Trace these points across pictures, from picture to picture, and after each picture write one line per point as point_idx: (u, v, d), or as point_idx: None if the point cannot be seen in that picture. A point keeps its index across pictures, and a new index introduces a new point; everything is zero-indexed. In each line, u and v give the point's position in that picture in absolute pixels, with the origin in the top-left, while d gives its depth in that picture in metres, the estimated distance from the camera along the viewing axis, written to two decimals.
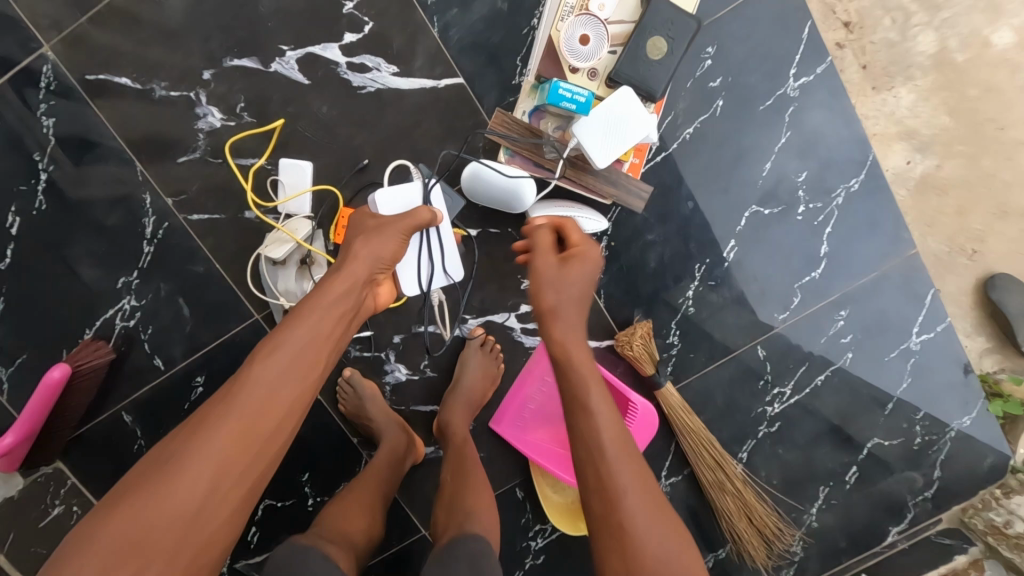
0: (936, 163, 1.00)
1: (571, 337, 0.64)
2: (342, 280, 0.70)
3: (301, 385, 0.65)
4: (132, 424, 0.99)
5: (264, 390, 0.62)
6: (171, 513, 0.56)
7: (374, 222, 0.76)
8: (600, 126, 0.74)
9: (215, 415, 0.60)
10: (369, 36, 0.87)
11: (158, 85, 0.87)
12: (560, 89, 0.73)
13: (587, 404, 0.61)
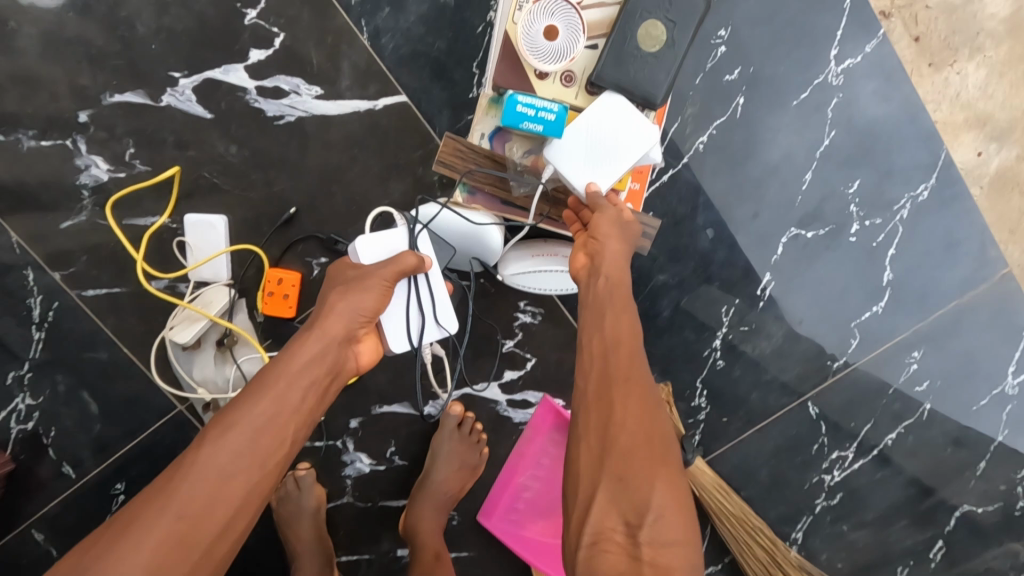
0: (1018, 153, 0.77)
1: (616, 245, 0.54)
2: (315, 339, 0.53)
3: (268, 465, 0.49)
4: (45, 543, 0.80)
5: (214, 477, 0.46)
6: None
7: (355, 272, 0.58)
8: (580, 146, 0.54)
9: (150, 509, 0.45)
10: (281, 51, 0.68)
11: (24, 134, 0.69)
12: (519, 105, 0.53)
13: (619, 290, 0.52)
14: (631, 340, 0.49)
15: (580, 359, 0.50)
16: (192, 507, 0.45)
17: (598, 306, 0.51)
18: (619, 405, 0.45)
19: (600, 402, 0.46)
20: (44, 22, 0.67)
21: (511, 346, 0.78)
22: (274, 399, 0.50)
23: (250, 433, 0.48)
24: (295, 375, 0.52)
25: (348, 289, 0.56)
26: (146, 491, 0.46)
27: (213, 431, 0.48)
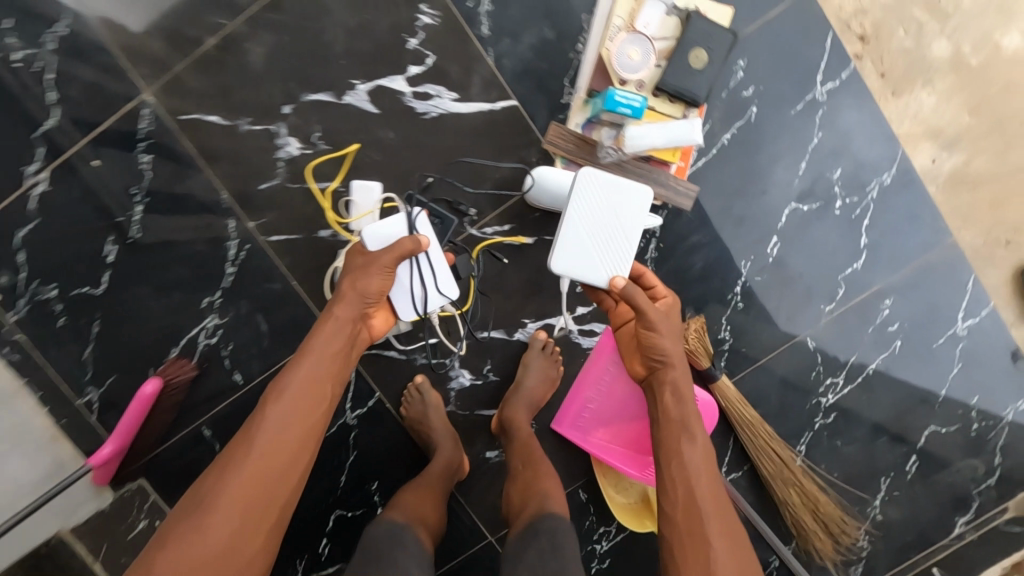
0: (963, 159, 1.06)
1: (683, 384, 0.78)
2: (331, 322, 0.81)
3: (309, 415, 0.76)
4: (211, 438, 1.04)
5: (278, 426, 0.73)
6: (215, 538, 0.66)
7: (364, 261, 0.84)
8: (579, 248, 0.79)
9: (241, 452, 0.71)
10: (430, 67, 0.96)
11: (243, 121, 0.97)
12: (617, 97, 0.80)
13: (693, 433, 0.75)
14: (703, 465, 0.73)
15: (667, 491, 0.72)
16: (268, 445, 0.72)
17: (678, 445, 0.74)
18: (714, 542, 0.67)
19: (693, 531, 0.68)
20: (265, 43, 0.95)
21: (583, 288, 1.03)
22: (304, 380, 0.77)
23: (290, 404, 0.75)
24: (315, 360, 0.78)
25: (352, 287, 0.83)
26: (234, 443, 0.72)
27: (271, 395, 0.75)
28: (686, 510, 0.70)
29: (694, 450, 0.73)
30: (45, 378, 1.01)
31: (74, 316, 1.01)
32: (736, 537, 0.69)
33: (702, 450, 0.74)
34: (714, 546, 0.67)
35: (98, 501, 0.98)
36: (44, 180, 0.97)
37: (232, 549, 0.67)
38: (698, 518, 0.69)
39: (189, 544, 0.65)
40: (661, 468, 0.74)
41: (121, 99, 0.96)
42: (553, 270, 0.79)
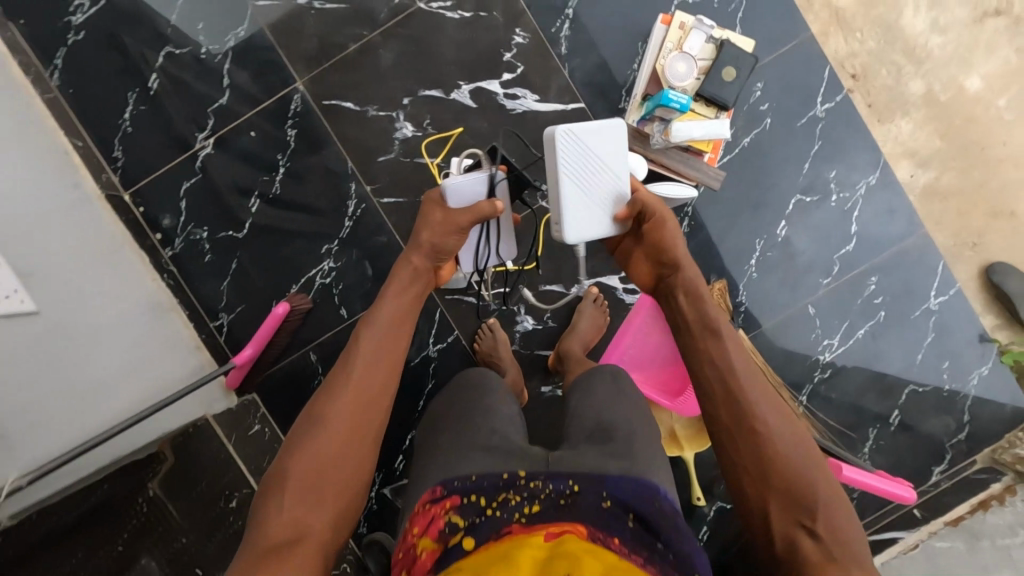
0: (935, 174, 1.32)
1: (698, 283, 0.87)
2: (408, 267, 0.92)
3: (396, 343, 0.87)
4: (316, 361, 1.27)
5: (373, 351, 0.84)
6: (332, 442, 0.76)
7: (440, 218, 0.92)
8: (579, 210, 0.92)
9: (343, 374, 0.82)
10: (519, 75, 1.25)
11: (371, 108, 1.25)
12: (670, 96, 1.07)
13: (718, 333, 0.81)
14: (738, 363, 0.78)
15: (707, 395, 0.78)
16: (366, 366, 0.82)
17: (707, 347, 0.80)
18: (761, 434, 0.72)
19: (743, 426, 0.74)
20: (393, 50, 1.24)
21: None
22: (387, 321, 0.87)
23: (376, 340, 0.85)
24: (394, 305, 0.89)
25: (429, 241, 0.92)
26: (336, 368, 0.83)
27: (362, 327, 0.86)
28: (732, 406, 0.75)
29: (723, 347, 0.79)
30: (191, 301, 1.26)
31: (217, 253, 1.26)
32: (784, 422, 0.74)
33: (732, 346, 0.80)
34: (766, 431, 0.72)
35: (227, 400, 1.24)
36: (211, 145, 1.26)
37: (343, 459, 0.76)
38: (738, 408, 0.75)
39: (308, 454, 0.75)
40: (696, 372, 0.80)
41: (280, 86, 1.25)
42: (569, 241, 0.93)
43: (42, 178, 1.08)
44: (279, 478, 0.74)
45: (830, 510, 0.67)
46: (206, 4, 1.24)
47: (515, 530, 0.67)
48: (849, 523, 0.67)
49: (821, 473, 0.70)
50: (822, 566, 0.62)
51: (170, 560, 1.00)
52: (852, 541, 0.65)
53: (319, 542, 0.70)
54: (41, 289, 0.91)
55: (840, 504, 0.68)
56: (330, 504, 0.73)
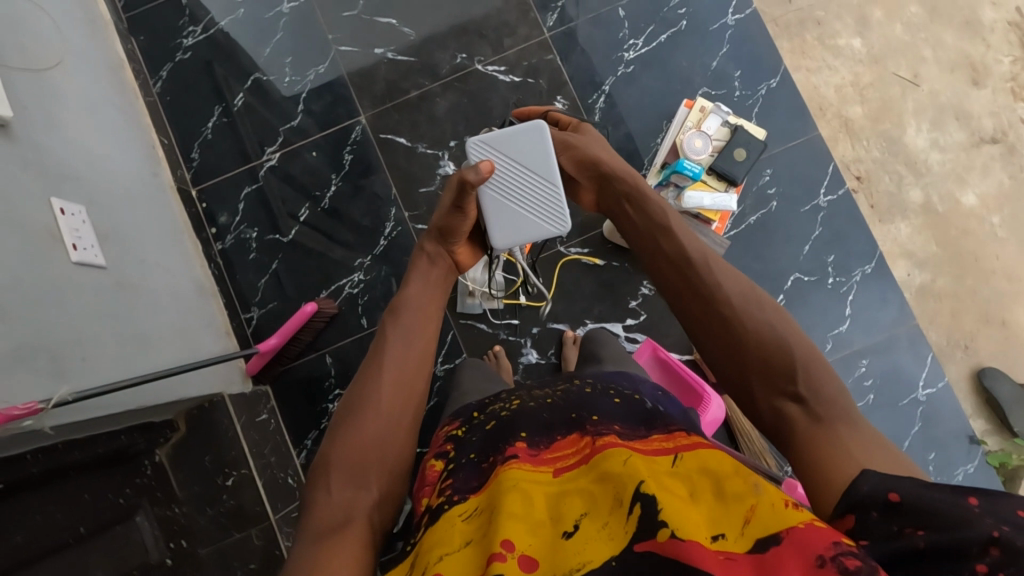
0: (931, 276, 1.41)
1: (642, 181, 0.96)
2: (439, 264, 0.98)
3: (427, 328, 0.91)
4: (330, 364, 1.38)
5: (404, 337, 0.88)
6: (374, 427, 0.80)
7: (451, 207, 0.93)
8: (500, 216, 0.93)
9: (377, 360, 0.86)
10: None
11: (421, 145, 1.41)
12: (684, 164, 1.24)
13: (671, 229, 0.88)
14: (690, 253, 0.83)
15: (677, 293, 0.83)
16: (398, 352, 0.86)
17: (659, 244, 0.88)
18: (731, 317, 0.75)
19: (713, 312, 0.77)
20: (449, 100, 1.42)
21: (634, 304, 1.36)
22: (413, 312, 0.91)
23: (404, 331, 0.89)
24: (420, 299, 0.93)
25: (436, 224, 0.97)
26: (369, 356, 0.87)
27: (391, 317, 0.90)
28: (700, 299, 0.79)
29: (676, 242, 0.86)
30: (228, 292, 1.38)
31: (261, 252, 1.40)
32: (752, 297, 0.76)
33: (687, 240, 0.86)
34: (736, 311, 0.75)
35: (242, 386, 1.34)
36: (276, 158, 1.42)
37: (385, 441, 0.80)
38: (705, 298, 0.78)
39: (351, 438, 0.79)
40: (659, 278, 0.86)
41: (345, 117, 1.43)
42: (500, 247, 0.95)
43: (133, 163, 1.25)
44: (324, 465, 0.77)
45: (812, 371, 0.68)
46: (296, 43, 1.45)
47: (519, 450, 0.71)
48: (835, 378, 0.68)
49: (798, 336, 0.72)
50: (811, 431, 0.65)
51: (161, 522, 1.03)
52: (841, 398, 0.67)
53: (367, 520, 0.73)
54: (113, 250, 1.05)
55: (825, 365, 0.69)
56: (377, 484, 0.77)
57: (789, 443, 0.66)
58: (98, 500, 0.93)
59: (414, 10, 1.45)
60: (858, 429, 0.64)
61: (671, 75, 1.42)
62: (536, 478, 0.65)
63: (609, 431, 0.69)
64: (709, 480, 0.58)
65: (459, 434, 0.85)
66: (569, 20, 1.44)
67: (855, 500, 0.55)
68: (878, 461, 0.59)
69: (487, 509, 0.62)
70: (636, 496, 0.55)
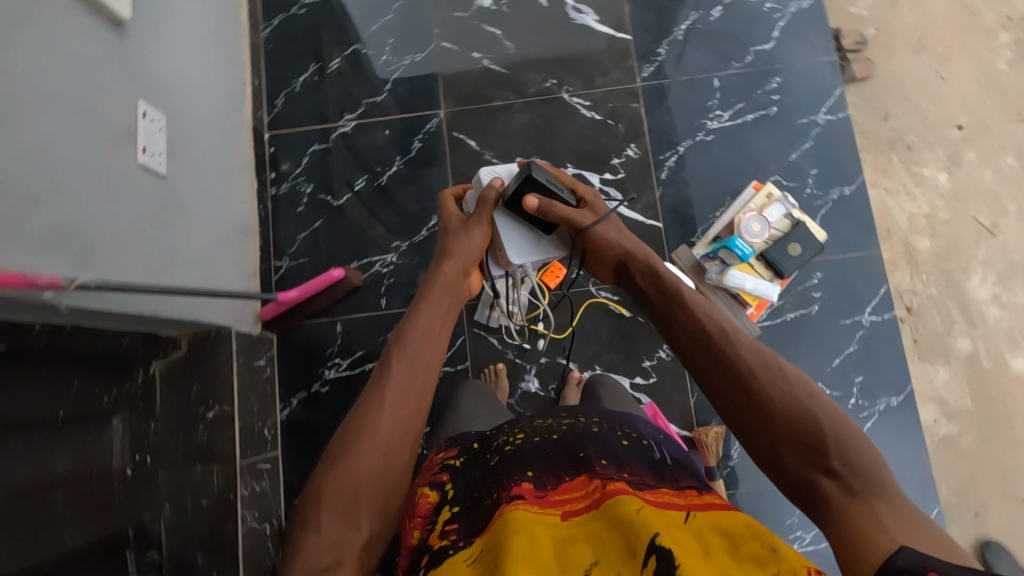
0: (958, 430, 1.35)
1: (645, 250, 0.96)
2: (448, 289, 0.93)
3: (433, 352, 0.86)
4: (339, 332, 1.39)
5: (407, 364, 0.82)
6: (370, 464, 0.74)
7: (461, 226, 0.98)
8: (514, 230, 0.98)
9: (377, 388, 0.80)
10: (618, 179, 1.41)
11: (488, 153, 1.44)
12: (736, 243, 1.25)
13: (681, 297, 0.85)
14: (708, 322, 0.80)
15: (693, 364, 0.79)
16: (401, 382, 0.81)
17: (674, 311, 0.85)
18: (754, 390, 0.72)
19: (736, 384, 0.74)
20: (526, 118, 1.45)
21: (648, 364, 1.34)
22: (419, 341, 0.85)
23: (408, 362, 0.83)
24: (427, 325, 0.87)
25: (440, 250, 0.97)
26: (370, 383, 0.82)
27: (395, 342, 0.85)
28: (723, 372, 0.75)
29: (692, 311, 0.83)
30: (268, 237, 1.41)
31: (309, 208, 1.43)
32: (775, 369, 0.73)
33: (704, 308, 0.83)
34: (763, 383, 0.72)
35: (251, 326, 1.37)
36: (351, 126, 1.47)
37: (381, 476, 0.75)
38: (727, 370, 0.75)
39: (347, 474, 0.73)
40: (679, 350, 0.82)
41: (426, 108, 1.47)
42: (516, 263, 0.99)
43: (222, 96, 1.32)
44: (315, 499, 0.72)
45: (844, 442, 0.65)
46: (402, 28, 1.51)
47: (525, 491, 0.70)
48: (864, 445, 0.66)
49: (826, 406, 0.69)
50: (845, 506, 0.62)
51: (133, 433, 1.05)
52: (875, 468, 0.64)
53: (357, 561, 0.70)
54: (176, 166, 1.10)
55: (856, 435, 0.66)
56: (369, 522, 0.72)
57: (823, 517, 0.64)
58: (84, 389, 0.96)
59: (519, 28, 1.49)
60: (898, 509, 0.60)
61: (747, 155, 1.42)
62: (542, 519, 0.65)
63: (619, 476, 0.70)
64: (724, 541, 0.58)
65: (455, 464, 0.85)
66: (663, 76, 1.46)
67: (892, 572, 0.53)
68: (913, 538, 0.56)
69: (491, 548, 0.61)
70: (651, 549, 0.55)
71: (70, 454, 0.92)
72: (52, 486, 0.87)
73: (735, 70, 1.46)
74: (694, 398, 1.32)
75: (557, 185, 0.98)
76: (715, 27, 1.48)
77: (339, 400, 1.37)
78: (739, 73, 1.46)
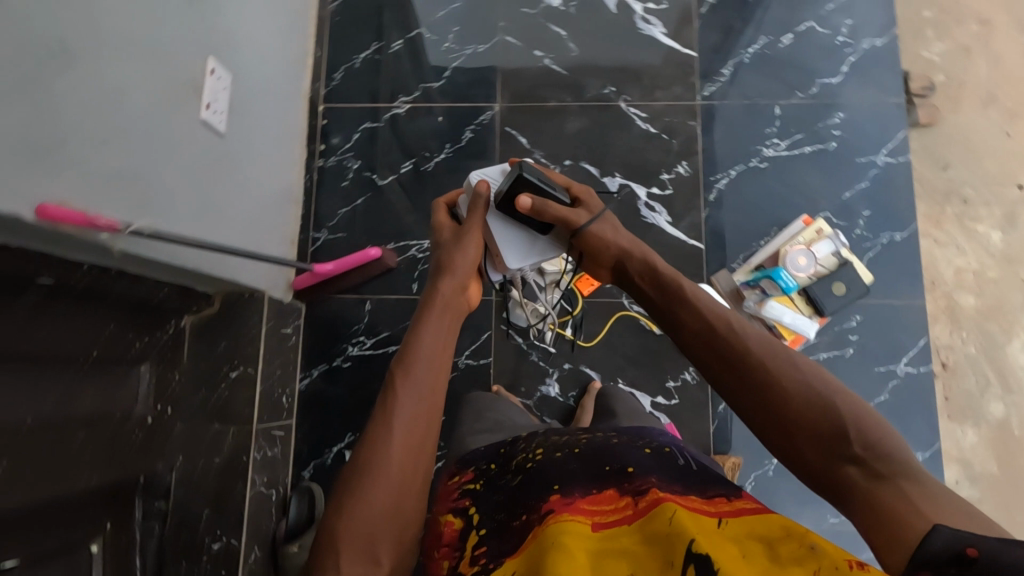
0: (979, 496, 1.31)
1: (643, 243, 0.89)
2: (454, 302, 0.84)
3: (439, 366, 0.78)
4: (367, 310, 1.40)
5: (415, 385, 0.75)
6: (386, 499, 0.68)
7: (452, 234, 0.91)
8: (507, 235, 0.93)
9: (383, 416, 0.73)
10: (665, 195, 1.39)
11: (537, 152, 1.43)
12: (781, 275, 1.23)
13: (681, 288, 0.82)
14: (711, 314, 0.77)
15: (700, 360, 0.76)
16: (408, 405, 0.73)
17: (675, 308, 0.81)
18: (764, 380, 0.69)
19: (745, 378, 0.71)
20: (581, 122, 1.44)
21: (671, 385, 1.32)
22: (426, 358, 0.77)
23: (415, 384, 0.75)
24: (433, 341, 0.79)
25: (433, 260, 0.89)
26: (376, 410, 0.74)
27: (399, 362, 0.77)
28: (732, 367, 0.72)
29: (692, 304, 0.79)
30: (310, 209, 1.43)
31: (353, 185, 1.44)
32: (783, 357, 0.70)
33: (707, 299, 0.80)
34: (774, 373, 0.68)
35: (284, 293, 1.38)
36: (405, 109, 1.47)
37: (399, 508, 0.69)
38: (733, 363, 0.72)
39: (363, 511, 0.66)
40: (686, 348, 0.78)
41: (482, 100, 1.47)
42: (514, 268, 0.94)
43: (285, 64, 1.33)
44: (332, 542, 0.65)
45: (862, 423, 0.62)
46: (468, 18, 1.51)
47: (554, 502, 0.70)
48: (885, 426, 0.63)
49: (839, 390, 0.66)
50: (872, 491, 0.59)
51: (157, 383, 1.09)
52: (897, 448, 0.61)
53: None
54: (236, 125, 1.11)
55: (873, 416, 0.63)
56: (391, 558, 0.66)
57: (851, 507, 0.60)
58: (119, 334, 0.98)
59: (585, 31, 1.48)
60: (928, 487, 0.57)
61: (799, 187, 1.39)
62: (576, 528, 0.63)
63: (648, 485, 0.69)
64: (762, 544, 0.56)
65: (476, 488, 0.85)
66: (724, 98, 1.44)
67: (930, 555, 0.50)
68: (948, 515, 0.53)
69: (531, 566, 0.60)
70: (688, 559, 0.54)
71: (94, 394, 0.95)
72: (74, 426, 0.90)
73: (798, 101, 1.43)
74: (714, 425, 1.30)
75: (549, 182, 0.90)
76: (783, 54, 1.46)
77: (357, 377, 1.38)
78: (802, 103, 1.43)
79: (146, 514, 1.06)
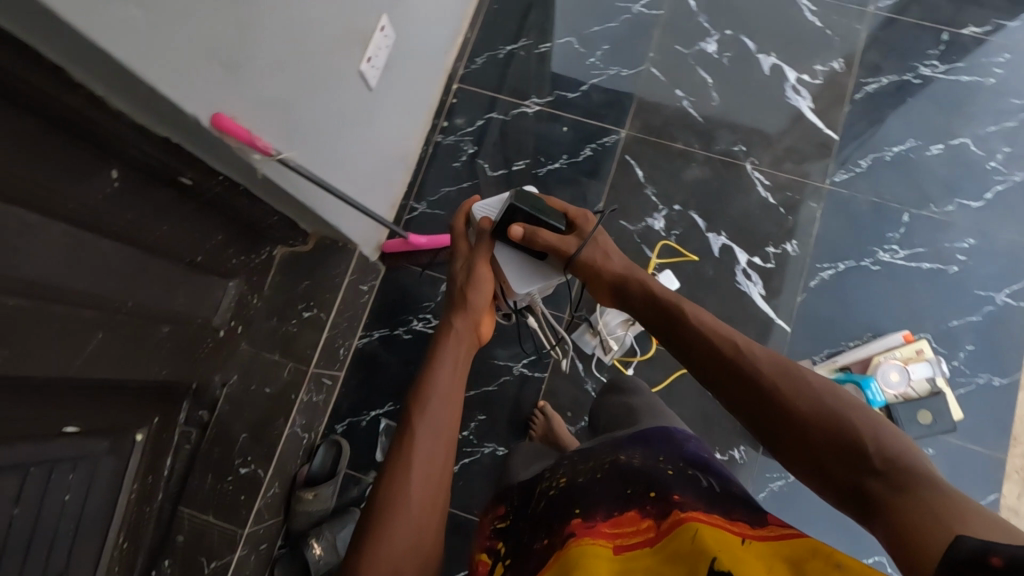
0: None
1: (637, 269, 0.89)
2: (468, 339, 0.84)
3: (455, 398, 0.77)
4: (441, 291, 1.41)
5: (432, 419, 0.73)
6: (406, 539, 0.66)
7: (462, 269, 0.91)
8: (511, 264, 0.91)
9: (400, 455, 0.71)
10: (766, 267, 1.36)
11: (650, 188, 1.41)
12: (870, 386, 1.22)
13: (683, 307, 0.81)
14: (715, 337, 0.75)
15: (712, 382, 0.75)
16: (422, 438, 0.72)
17: (679, 332, 0.79)
18: (774, 397, 0.67)
19: (756, 397, 0.69)
20: (702, 172, 1.41)
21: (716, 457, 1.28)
22: (441, 392, 0.76)
23: (431, 418, 0.73)
24: (449, 378, 0.78)
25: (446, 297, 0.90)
26: (390, 448, 0.72)
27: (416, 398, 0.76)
28: (745, 389, 0.70)
29: (698, 322, 0.78)
30: (416, 179, 1.45)
31: (463, 167, 1.45)
32: (792, 374, 0.68)
33: (713, 319, 0.79)
34: (783, 390, 0.67)
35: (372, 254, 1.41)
36: (534, 109, 1.47)
37: (419, 546, 0.66)
38: (743, 383, 0.70)
39: (383, 553, 0.64)
40: (695, 369, 0.77)
41: (610, 122, 1.46)
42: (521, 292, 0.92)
43: (438, 40, 1.36)
44: None
45: (876, 437, 0.60)
46: (620, 40, 1.51)
47: (576, 525, 0.67)
48: (905, 442, 0.59)
49: (851, 406, 0.64)
50: (893, 503, 0.55)
51: (238, 302, 1.13)
52: (916, 460, 0.57)
53: None
54: (385, 84, 1.14)
55: (888, 431, 0.61)
56: None
57: (875, 523, 0.56)
58: (223, 248, 1.02)
59: (732, 85, 1.46)
60: (952, 495, 0.52)
61: (906, 300, 1.33)
62: (597, 551, 0.61)
63: (673, 505, 0.66)
64: (788, 568, 0.53)
65: (504, 526, 0.82)
66: (853, 189, 1.40)
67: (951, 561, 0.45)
68: (969, 521, 0.48)
69: None
70: None
71: (185, 296, 0.98)
72: (161, 321, 0.94)
73: (929, 213, 1.38)
74: None
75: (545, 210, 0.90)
76: (927, 163, 1.40)
77: (413, 352, 1.39)
78: (932, 217, 1.37)
79: (188, 420, 1.12)
